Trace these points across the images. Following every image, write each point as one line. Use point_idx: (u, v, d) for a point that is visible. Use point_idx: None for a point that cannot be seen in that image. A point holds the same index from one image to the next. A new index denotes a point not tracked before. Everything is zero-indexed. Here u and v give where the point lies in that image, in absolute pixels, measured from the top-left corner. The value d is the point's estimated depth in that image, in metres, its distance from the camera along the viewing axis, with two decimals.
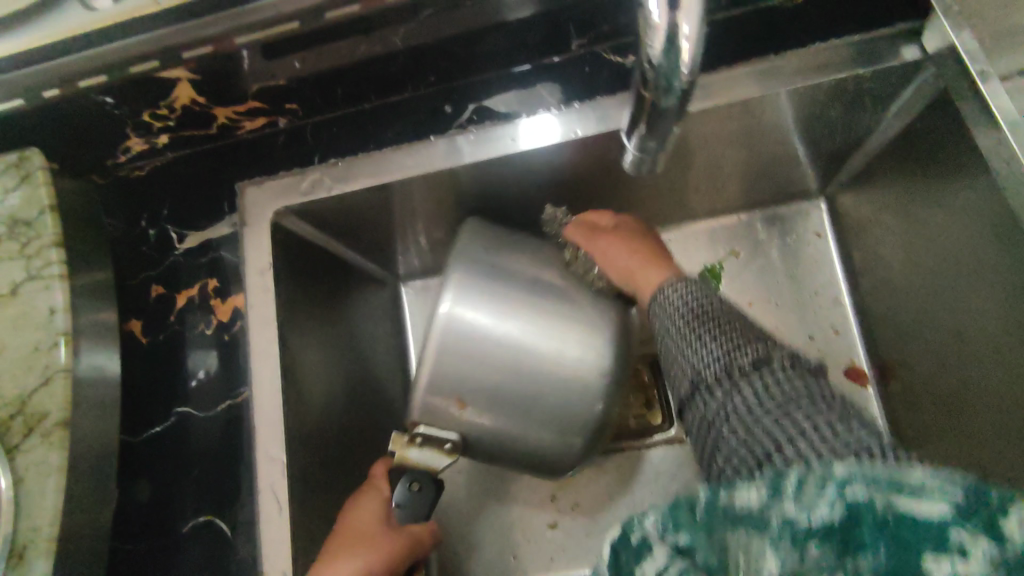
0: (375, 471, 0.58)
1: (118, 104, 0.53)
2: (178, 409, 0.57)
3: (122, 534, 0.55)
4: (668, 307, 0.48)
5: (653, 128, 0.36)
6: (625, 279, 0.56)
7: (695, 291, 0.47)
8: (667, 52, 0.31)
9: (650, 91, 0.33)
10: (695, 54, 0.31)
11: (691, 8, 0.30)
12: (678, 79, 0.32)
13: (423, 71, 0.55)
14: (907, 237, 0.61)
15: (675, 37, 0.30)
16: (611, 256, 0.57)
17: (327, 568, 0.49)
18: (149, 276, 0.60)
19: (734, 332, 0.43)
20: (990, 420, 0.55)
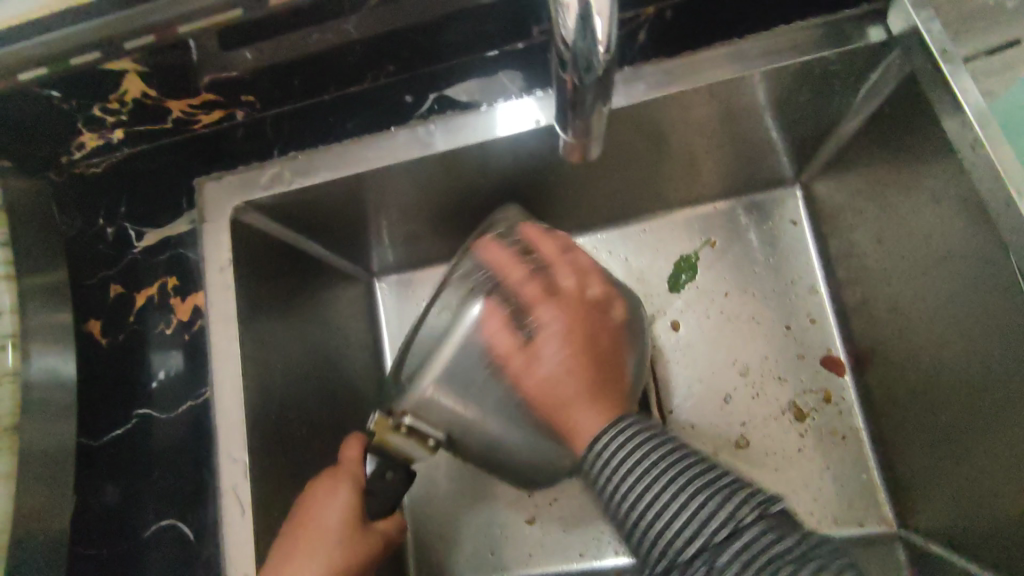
0: (349, 454, 0.56)
1: (65, 98, 0.51)
2: (138, 410, 0.56)
3: (82, 541, 0.53)
4: (615, 454, 0.44)
5: (584, 116, 0.35)
6: (543, 403, 0.48)
7: (639, 442, 0.44)
8: (581, 30, 0.29)
9: (570, 75, 0.31)
10: (611, 32, 0.30)
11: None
12: (596, 59, 0.30)
13: (381, 61, 0.54)
14: (881, 223, 0.60)
15: (588, 13, 0.28)
16: (539, 346, 0.48)
17: (285, 568, 0.49)
18: (107, 275, 0.59)
19: (699, 486, 0.42)
20: (964, 405, 0.54)
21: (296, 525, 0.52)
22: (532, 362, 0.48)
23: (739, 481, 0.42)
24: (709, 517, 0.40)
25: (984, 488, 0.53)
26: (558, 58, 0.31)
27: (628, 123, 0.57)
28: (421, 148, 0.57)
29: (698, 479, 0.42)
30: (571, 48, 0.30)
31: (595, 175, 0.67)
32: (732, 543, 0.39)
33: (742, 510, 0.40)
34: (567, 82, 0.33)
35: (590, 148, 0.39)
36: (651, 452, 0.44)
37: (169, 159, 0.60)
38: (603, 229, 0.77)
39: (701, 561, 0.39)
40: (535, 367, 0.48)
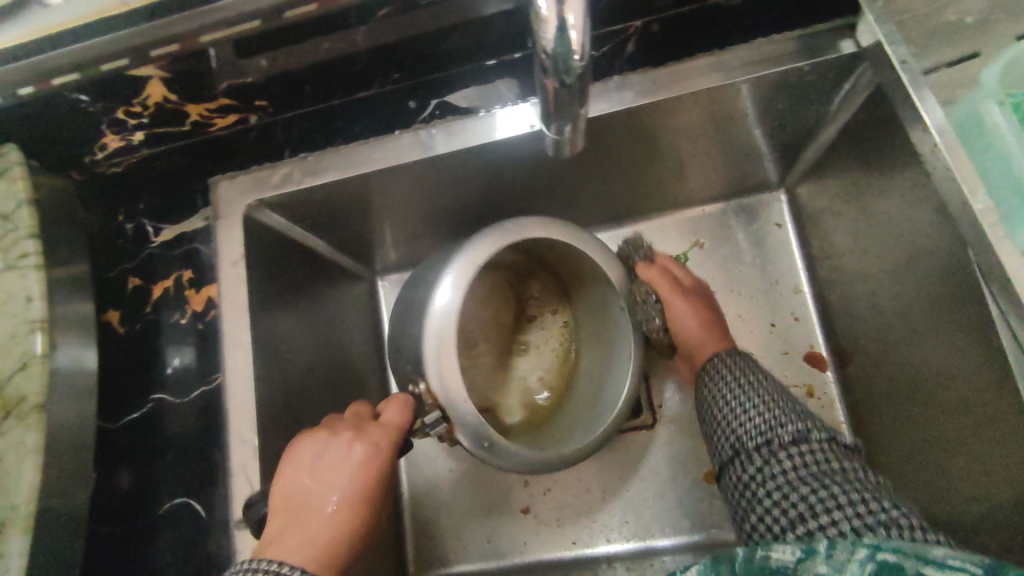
0: (389, 413, 0.55)
1: (92, 102, 0.55)
2: (154, 395, 0.59)
3: (100, 518, 0.56)
4: (717, 379, 0.57)
5: (566, 114, 0.38)
6: (685, 340, 0.64)
7: (739, 370, 0.56)
8: (559, 39, 0.32)
9: (552, 77, 0.35)
10: (587, 41, 0.33)
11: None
12: (573, 63, 0.33)
13: (388, 68, 0.57)
14: (857, 224, 0.63)
15: (564, 25, 0.31)
16: (677, 314, 0.63)
17: (302, 515, 0.49)
18: (126, 269, 0.62)
19: (779, 408, 0.51)
20: (933, 395, 0.57)
21: (318, 468, 0.51)
22: (677, 312, 0.63)
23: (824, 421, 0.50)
24: (777, 428, 0.50)
25: (949, 472, 0.56)
26: (541, 62, 0.34)
27: (618, 128, 0.61)
28: (423, 151, 0.61)
29: (784, 407, 0.51)
30: (551, 53, 0.33)
31: (588, 178, 0.71)
32: (797, 449, 0.48)
33: (814, 431, 0.49)
34: (549, 84, 0.36)
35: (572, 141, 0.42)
36: (744, 374, 0.56)
37: (185, 160, 0.64)
38: (596, 230, 0.81)
39: (771, 453, 0.49)
40: (677, 318, 0.63)
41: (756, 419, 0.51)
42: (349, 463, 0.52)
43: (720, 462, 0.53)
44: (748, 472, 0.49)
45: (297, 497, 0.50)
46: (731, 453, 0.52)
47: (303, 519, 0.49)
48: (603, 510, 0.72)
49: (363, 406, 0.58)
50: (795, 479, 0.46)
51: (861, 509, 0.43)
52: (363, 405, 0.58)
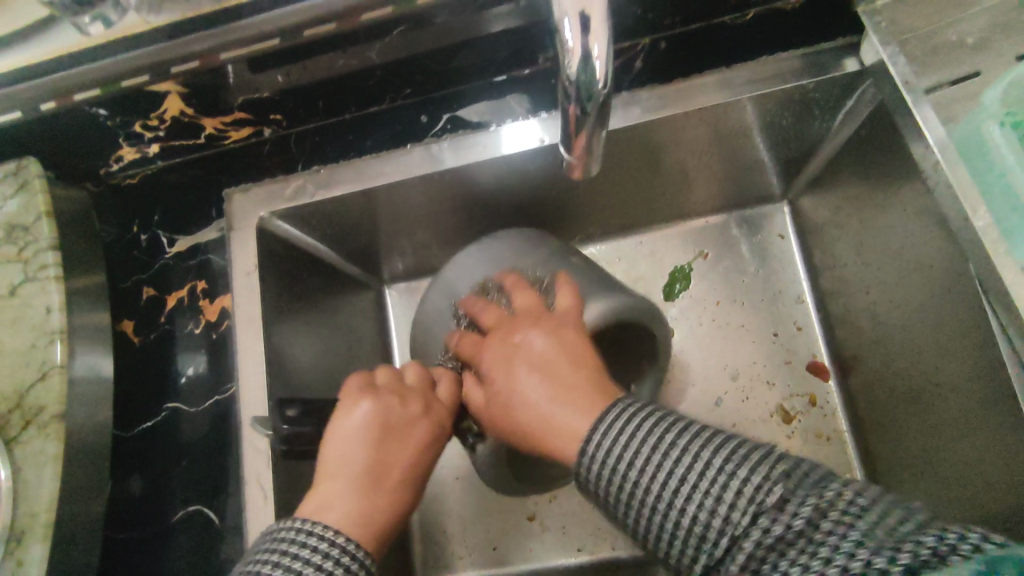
0: (442, 393, 0.54)
1: (111, 116, 0.56)
2: (168, 404, 0.60)
3: (115, 526, 0.57)
4: (605, 431, 0.40)
5: (581, 142, 0.39)
6: (535, 441, 0.45)
7: (626, 416, 0.40)
8: (583, 69, 0.33)
9: (573, 105, 0.36)
10: (609, 71, 0.34)
11: (600, 29, 0.32)
12: (595, 93, 0.34)
13: (399, 85, 0.59)
14: (859, 237, 0.65)
15: (589, 55, 0.32)
16: (521, 389, 0.47)
17: (373, 490, 0.45)
18: (141, 279, 0.63)
19: (675, 429, 0.38)
20: (934, 406, 0.58)
21: (377, 442, 0.48)
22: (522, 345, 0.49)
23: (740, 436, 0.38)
24: (692, 463, 0.36)
25: (949, 484, 0.57)
26: (563, 89, 0.35)
27: (624, 141, 0.62)
28: (432, 165, 0.62)
29: (688, 430, 0.38)
30: (574, 81, 0.34)
31: (594, 190, 0.72)
32: (717, 482, 0.35)
33: (707, 442, 0.37)
34: (569, 112, 0.37)
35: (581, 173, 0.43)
36: (643, 423, 0.39)
37: (199, 171, 0.65)
38: (600, 241, 0.82)
39: (694, 508, 0.35)
40: (522, 362, 0.48)
41: (676, 468, 0.37)
42: (409, 434, 0.49)
43: (645, 524, 0.37)
44: (671, 523, 0.36)
45: (356, 462, 0.46)
46: (655, 506, 0.37)
47: (364, 490, 0.45)
48: (609, 518, 0.72)
49: (422, 368, 0.55)
50: (712, 518, 0.35)
51: (795, 538, 0.32)
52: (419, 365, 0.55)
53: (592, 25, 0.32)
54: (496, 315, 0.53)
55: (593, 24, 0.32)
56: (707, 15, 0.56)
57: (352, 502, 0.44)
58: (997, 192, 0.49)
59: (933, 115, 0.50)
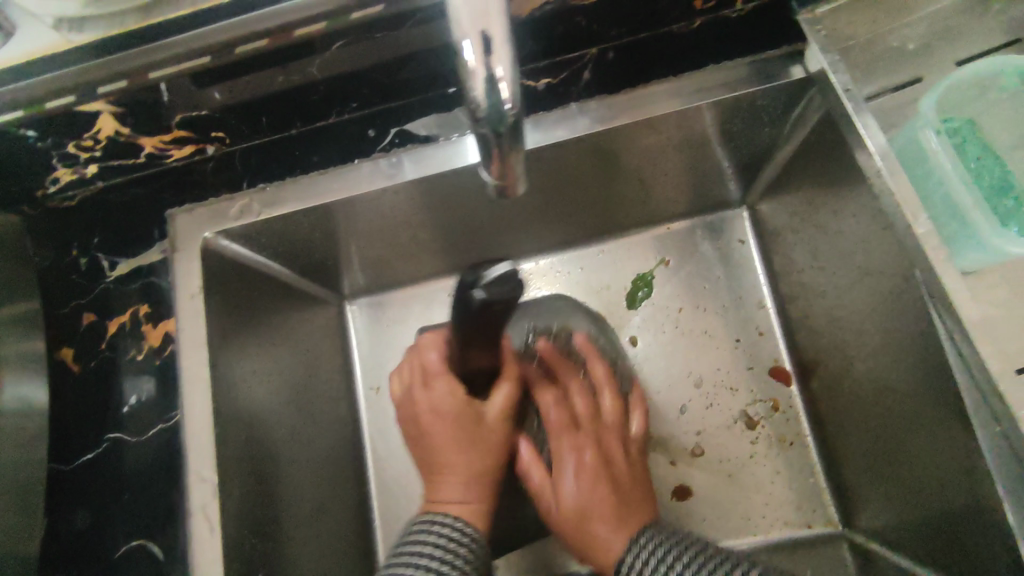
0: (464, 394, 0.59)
1: (41, 137, 0.53)
2: (109, 434, 0.57)
3: (53, 563, 0.54)
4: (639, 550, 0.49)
5: (503, 168, 0.36)
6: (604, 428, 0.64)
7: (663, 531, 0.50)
8: (489, 93, 0.31)
9: (484, 132, 0.33)
10: (517, 92, 0.32)
11: (501, 50, 0.31)
12: (507, 116, 0.32)
13: (345, 99, 0.57)
14: (813, 242, 0.65)
15: (492, 76, 0.31)
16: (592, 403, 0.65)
17: (438, 498, 0.55)
18: (79, 304, 0.60)
19: None
20: (890, 412, 0.58)
21: (436, 450, 0.57)
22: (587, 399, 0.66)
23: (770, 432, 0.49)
24: None
25: (910, 490, 0.57)
26: (470, 115, 0.33)
27: (576, 151, 0.61)
28: (385, 178, 0.61)
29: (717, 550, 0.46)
30: (481, 109, 0.32)
31: (551, 202, 0.72)
32: None
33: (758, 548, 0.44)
34: (483, 140, 0.34)
35: (515, 188, 0.39)
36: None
37: (141, 190, 0.63)
38: (562, 249, 0.82)
39: None
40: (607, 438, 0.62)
41: None
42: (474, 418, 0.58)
43: None
44: None
45: (458, 467, 0.56)
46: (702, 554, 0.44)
47: (463, 506, 0.54)
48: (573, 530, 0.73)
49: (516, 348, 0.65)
50: None
51: None
52: (437, 342, 0.61)
53: (492, 47, 0.31)
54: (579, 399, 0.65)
55: (495, 45, 0.31)
56: (654, 24, 0.55)
57: (458, 497, 0.54)
58: (938, 201, 0.50)
59: (874, 124, 0.50)
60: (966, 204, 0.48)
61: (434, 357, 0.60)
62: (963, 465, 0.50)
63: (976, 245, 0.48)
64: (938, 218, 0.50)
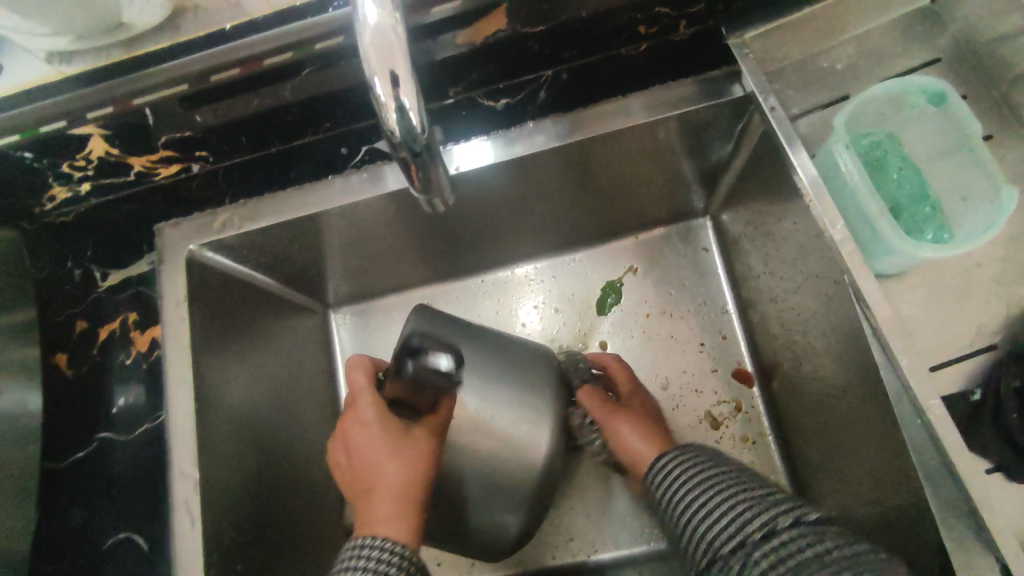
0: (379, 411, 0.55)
1: (37, 158, 0.58)
2: (99, 434, 0.61)
3: (45, 555, 0.58)
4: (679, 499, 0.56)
5: (426, 181, 0.40)
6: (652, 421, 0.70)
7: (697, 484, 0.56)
8: (400, 120, 0.35)
9: (400, 152, 0.37)
10: (424, 115, 0.36)
11: (407, 83, 0.35)
12: (416, 138, 0.36)
13: (318, 120, 0.61)
14: (765, 250, 0.68)
15: (401, 106, 0.35)
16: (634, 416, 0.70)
17: (366, 523, 0.51)
18: (73, 312, 0.65)
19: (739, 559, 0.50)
20: (834, 409, 0.61)
21: (364, 468, 0.54)
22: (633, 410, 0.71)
23: (744, 475, 0.56)
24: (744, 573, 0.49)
25: (853, 484, 0.60)
26: (388, 140, 0.37)
27: (536, 166, 0.65)
28: (358, 192, 0.65)
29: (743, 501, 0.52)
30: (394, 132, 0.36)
31: (520, 214, 0.76)
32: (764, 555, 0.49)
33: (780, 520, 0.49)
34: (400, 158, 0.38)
35: (441, 200, 0.43)
36: (692, 474, 0.57)
37: (133, 207, 0.67)
38: (535, 259, 0.85)
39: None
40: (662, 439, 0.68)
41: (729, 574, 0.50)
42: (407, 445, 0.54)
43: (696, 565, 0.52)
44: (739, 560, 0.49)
45: (391, 496, 0.52)
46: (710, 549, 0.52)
47: (389, 529, 0.50)
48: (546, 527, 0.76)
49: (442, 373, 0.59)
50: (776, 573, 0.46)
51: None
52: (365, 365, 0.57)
53: (400, 80, 0.35)
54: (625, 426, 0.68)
55: (399, 78, 0.35)
56: (605, 47, 0.59)
57: (394, 530, 0.50)
58: (851, 209, 0.55)
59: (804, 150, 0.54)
60: (872, 209, 0.53)
61: (361, 381, 0.56)
62: (892, 457, 0.53)
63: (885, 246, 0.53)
64: (854, 225, 0.55)
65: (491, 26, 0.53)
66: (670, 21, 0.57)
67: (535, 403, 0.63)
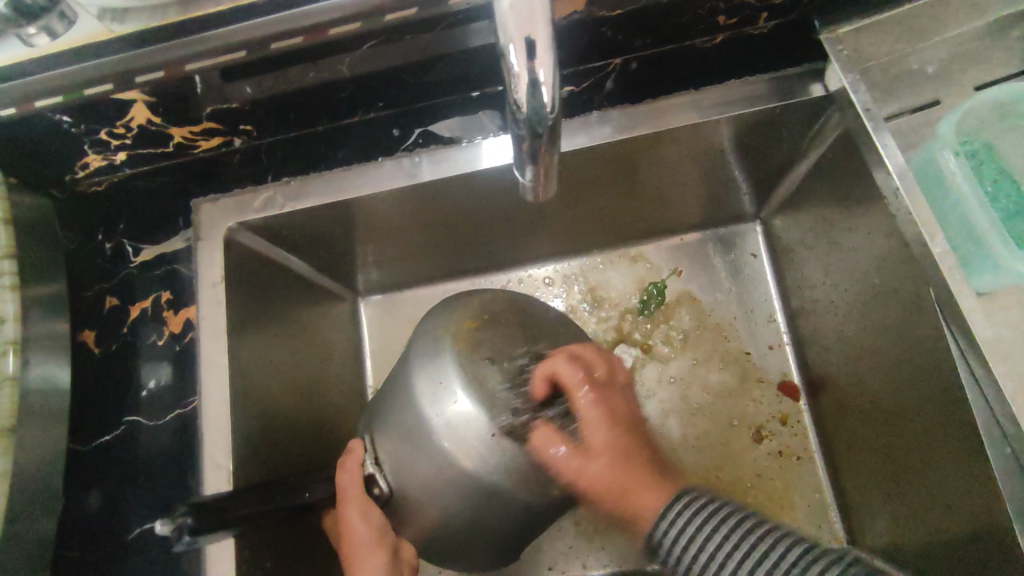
0: (348, 495, 0.56)
1: (75, 123, 0.54)
2: (128, 417, 0.58)
3: (67, 540, 0.55)
4: (678, 528, 0.50)
5: (537, 164, 0.38)
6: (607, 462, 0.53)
7: (703, 517, 0.50)
8: (532, 96, 0.33)
9: (524, 131, 0.35)
10: (557, 95, 0.34)
11: (545, 54, 0.33)
12: (546, 119, 0.34)
13: (372, 97, 0.58)
14: (828, 258, 0.66)
15: (537, 82, 0.32)
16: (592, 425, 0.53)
17: None
18: (104, 288, 0.62)
19: None
20: (899, 426, 0.59)
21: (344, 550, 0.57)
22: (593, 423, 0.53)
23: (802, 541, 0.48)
24: None
25: (921, 506, 0.58)
26: (513, 116, 0.35)
27: (598, 158, 0.62)
28: (407, 178, 0.62)
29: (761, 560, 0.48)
30: (523, 109, 0.34)
31: (569, 208, 0.72)
32: None
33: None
34: (520, 137, 0.36)
35: (540, 193, 0.41)
36: (699, 520, 0.50)
37: (167, 178, 0.64)
38: (575, 256, 0.82)
39: None
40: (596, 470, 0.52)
41: None
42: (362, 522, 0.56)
43: None
44: None
45: (365, 554, 0.55)
46: None
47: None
48: (577, 534, 0.73)
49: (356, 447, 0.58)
50: None
51: None
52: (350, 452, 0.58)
53: (538, 53, 0.32)
54: (587, 384, 0.54)
55: (537, 48, 0.32)
56: (677, 37, 0.56)
57: None
58: (955, 222, 0.53)
59: (894, 144, 0.53)
60: (982, 225, 0.51)
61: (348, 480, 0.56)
62: (977, 487, 0.50)
63: (987, 260, 0.51)
64: (955, 238, 0.53)
65: (565, 10, 0.49)
66: (753, 12, 0.53)
67: (438, 384, 0.54)
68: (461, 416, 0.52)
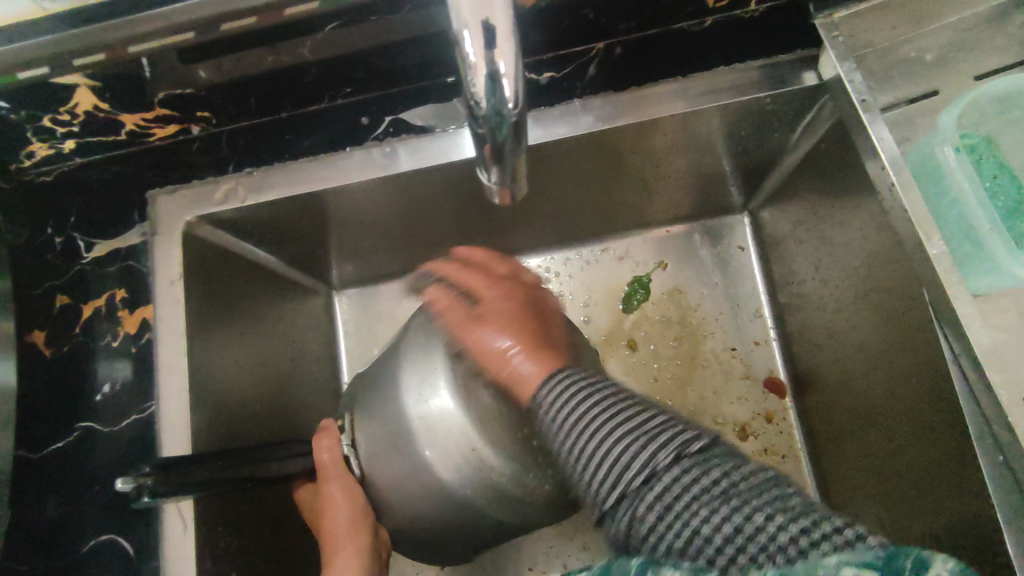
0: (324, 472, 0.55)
1: (14, 109, 0.50)
2: (80, 423, 0.55)
3: (17, 552, 0.52)
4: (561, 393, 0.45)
5: (501, 163, 0.35)
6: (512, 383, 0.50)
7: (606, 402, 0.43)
8: (491, 90, 0.30)
9: (483, 128, 0.32)
10: (520, 89, 0.31)
11: (505, 43, 0.30)
12: (506, 116, 0.31)
13: (339, 83, 0.54)
14: (818, 253, 0.63)
15: (495, 75, 0.30)
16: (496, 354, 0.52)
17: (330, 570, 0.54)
18: (53, 286, 0.58)
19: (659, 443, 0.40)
20: (889, 429, 0.57)
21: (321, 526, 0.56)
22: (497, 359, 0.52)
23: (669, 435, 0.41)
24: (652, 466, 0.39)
25: (906, 507, 0.56)
26: (470, 113, 0.32)
27: (580, 149, 0.59)
28: (379, 169, 0.59)
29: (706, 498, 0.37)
30: (480, 104, 0.31)
31: (551, 198, 0.69)
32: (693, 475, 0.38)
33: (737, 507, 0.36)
34: (480, 133, 0.33)
35: (506, 194, 0.38)
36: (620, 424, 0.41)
37: (121, 168, 0.60)
38: (558, 248, 0.79)
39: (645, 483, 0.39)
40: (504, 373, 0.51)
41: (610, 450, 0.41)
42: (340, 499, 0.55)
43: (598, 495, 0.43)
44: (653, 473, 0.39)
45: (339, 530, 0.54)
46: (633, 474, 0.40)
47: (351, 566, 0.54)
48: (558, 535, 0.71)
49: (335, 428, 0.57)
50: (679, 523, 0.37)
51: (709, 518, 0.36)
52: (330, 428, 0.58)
53: (496, 43, 0.30)
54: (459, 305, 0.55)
55: (496, 37, 0.29)
56: (664, 20, 0.53)
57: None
58: (952, 221, 0.51)
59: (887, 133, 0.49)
60: (981, 226, 0.49)
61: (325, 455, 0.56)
62: (969, 496, 0.49)
63: (991, 268, 0.49)
64: (951, 239, 0.51)
65: None
66: None
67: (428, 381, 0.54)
68: (450, 417, 0.53)
